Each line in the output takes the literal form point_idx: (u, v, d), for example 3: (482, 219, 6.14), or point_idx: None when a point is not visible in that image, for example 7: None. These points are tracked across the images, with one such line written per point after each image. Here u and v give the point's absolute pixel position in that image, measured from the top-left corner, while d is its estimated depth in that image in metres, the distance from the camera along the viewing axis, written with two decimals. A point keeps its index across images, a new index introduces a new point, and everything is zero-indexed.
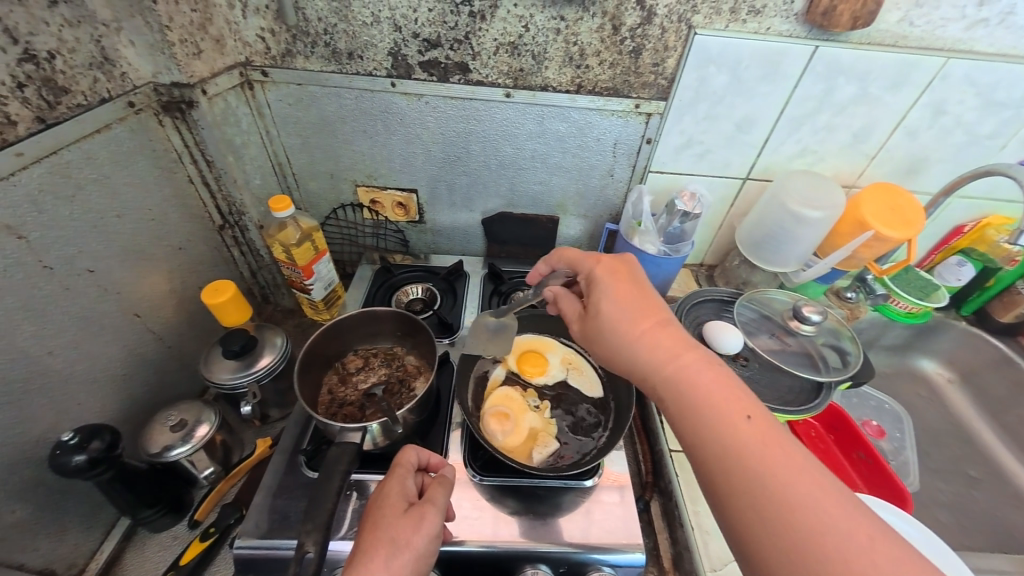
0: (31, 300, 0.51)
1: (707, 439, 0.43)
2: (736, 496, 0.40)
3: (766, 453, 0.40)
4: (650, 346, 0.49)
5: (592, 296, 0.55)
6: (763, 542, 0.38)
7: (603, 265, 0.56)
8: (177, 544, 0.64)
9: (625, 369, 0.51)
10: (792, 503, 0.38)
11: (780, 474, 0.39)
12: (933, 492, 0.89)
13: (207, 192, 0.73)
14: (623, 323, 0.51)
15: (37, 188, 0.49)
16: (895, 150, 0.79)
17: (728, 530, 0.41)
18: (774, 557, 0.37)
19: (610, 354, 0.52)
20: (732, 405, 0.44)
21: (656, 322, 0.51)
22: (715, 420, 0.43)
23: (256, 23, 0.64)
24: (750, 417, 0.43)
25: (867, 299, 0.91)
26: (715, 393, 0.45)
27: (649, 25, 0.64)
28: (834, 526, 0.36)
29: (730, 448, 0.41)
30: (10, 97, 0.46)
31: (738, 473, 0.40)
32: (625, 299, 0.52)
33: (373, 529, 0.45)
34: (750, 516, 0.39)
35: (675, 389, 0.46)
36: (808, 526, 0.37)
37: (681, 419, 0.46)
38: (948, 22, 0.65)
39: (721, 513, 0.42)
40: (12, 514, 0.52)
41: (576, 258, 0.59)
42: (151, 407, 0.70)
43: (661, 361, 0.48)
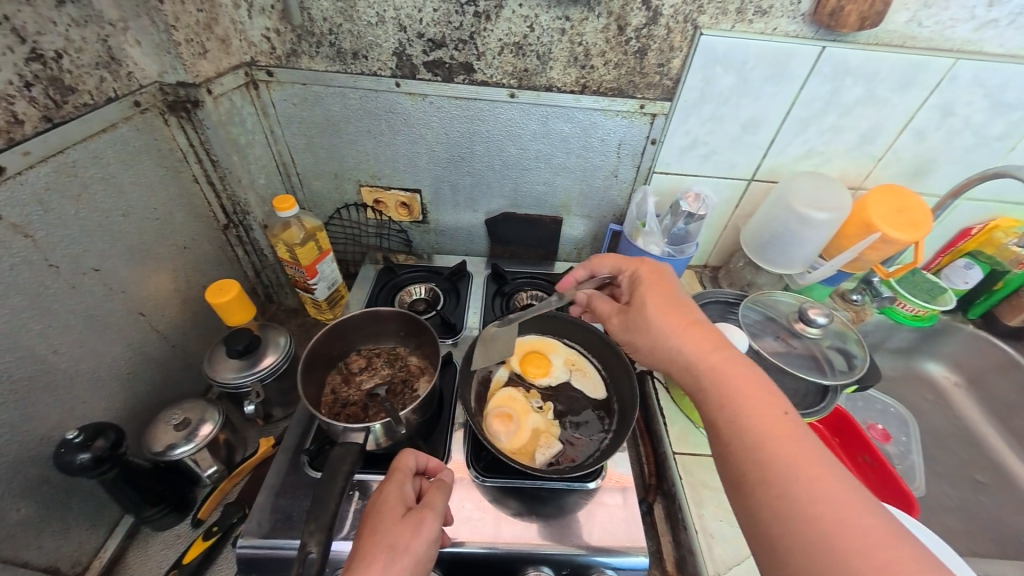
0: (38, 298, 0.51)
1: (741, 427, 0.45)
2: (765, 482, 0.41)
3: (798, 446, 0.42)
4: (693, 338, 0.53)
5: (639, 292, 0.59)
6: (788, 528, 0.39)
7: (650, 268, 0.62)
8: (181, 543, 0.65)
9: (665, 359, 0.54)
10: (821, 492, 0.39)
11: (810, 465, 0.40)
12: (939, 497, 0.88)
13: (211, 191, 0.73)
14: (669, 316, 0.55)
15: (44, 187, 0.50)
16: (902, 151, 0.79)
17: (752, 517, 0.42)
18: (798, 542, 0.38)
19: (653, 343, 0.55)
20: (767, 400, 0.46)
21: (699, 320, 0.55)
22: (750, 411, 0.45)
23: (261, 23, 0.64)
24: (785, 413, 0.45)
25: (873, 301, 0.90)
26: (751, 388, 0.47)
27: (655, 25, 0.64)
28: (861, 518, 0.37)
29: (763, 436, 0.43)
30: (17, 96, 0.46)
31: (769, 460, 0.42)
32: (662, 299, 0.57)
33: (371, 535, 0.45)
34: (768, 504, 0.40)
35: (714, 379, 0.49)
36: (835, 515, 0.37)
37: (715, 409, 0.48)
38: (957, 22, 0.64)
39: (746, 501, 0.42)
40: (17, 512, 0.52)
41: (621, 260, 0.65)
42: (155, 406, 0.70)
43: (703, 353, 0.51)
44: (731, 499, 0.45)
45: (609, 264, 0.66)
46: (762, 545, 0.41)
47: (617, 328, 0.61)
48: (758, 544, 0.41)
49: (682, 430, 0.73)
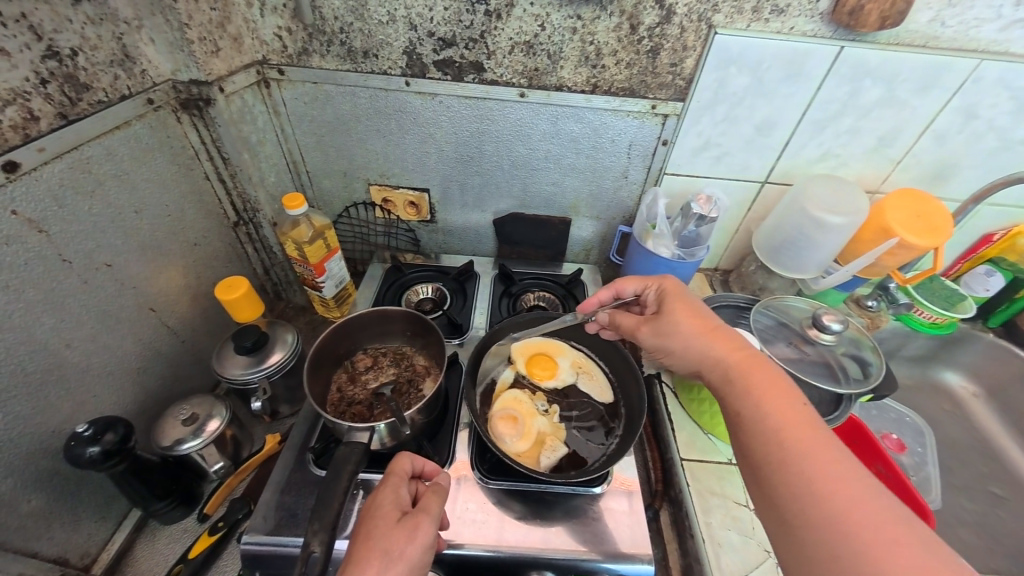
0: (52, 293, 0.52)
1: (762, 413, 0.45)
2: (785, 465, 0.42)
3: (817, 433, 0.43)
4: (721, 337, 0.53)
5: (668, 298, 0.59)
6: (807, 511, 0.39)
7: (676, 278, 0.61)
8: (187, 537, 0.65)
9: (692, 355, 0.55)
10: (840, 477, 0.39)
11: (830, 451, 0.41)
12: (955, 510, 0.86)
13: (222, 188, 0.74)
14: (696, 318, 0.56)
15: (58, 182, 0.50)
16: (923, 154, 0.77)
17: (770, 500, 0.42)
18: (816, 523, 0.38)
19: (683, 343, 0.55)
20: (788, 390, 0.47)
21: (724, 322, 0.56)
22: (772, 400, 0.46)
23: (273, 22, 0.64)
24: (804, 403, 0.46)
25: (889, 307, 0.86)
26: (774, 380, 0.48)
27: (668, 24, 0.63)
28: (879, 503, 0.38)
29: (785, 424, 0.44)
30: (33, 92, 0.47)
31: (789, 443, 0.42)
32: (688, 304, 0.58)
33: (365, 539, 0.44)
34: (788, 495, 0.41)
35: (740, 372, 0.50)
36: (852, 498, 0.38)
37: (737, 398, 0.48)
38: (983, 22, 0.62)
39: (765, 486, 0.43)
40: (28, 503, 0.52)
41: (647, 277, 0.63)
42: (165, 400, 0.71)
43: (729, 349, 0.52)
44: (750, 490, 0.45)
45: (634, 283, 0.63)
46: (779, 527, 0.41)
47: (646, 336, 0.59)
48: (776, 530, 0.41)
49: (690, 437, 0.72)
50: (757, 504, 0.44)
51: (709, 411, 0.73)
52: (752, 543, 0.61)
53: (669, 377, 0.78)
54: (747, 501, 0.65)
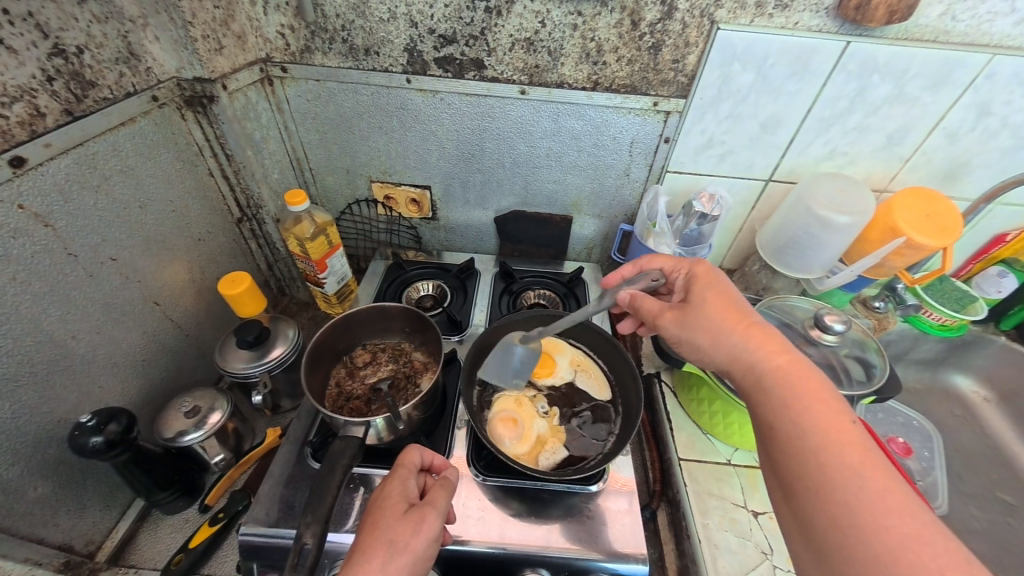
0: (59, 285, 0.53)
1: (804, 431, 0.44)
2: (826, 490, 0.40)
3: (865, 456, 0.41)
4: (755, 335, 0.51)
5: (699, 289, 0.58)
6: (845, 536, 0.38)
7: (708, 268, 0.60)
8: (189, 527, 0.66)
9: (722, 354, 0.53)
10: (887, 506, 0.38)
11: (878, 477, 0.39)
12: (963, 517, 0.84)
13: (226, 185, 0.75)
14: (729, 310, 0.54)
15: (64, 177, 0.51)
16: (933, 152, 0.75)
17: (805, 520, 0.42)
18: (856, 552, 0.37)
19: (712, 338, 0.53)
20: (833, 406, 0.45)
21: (760, 319, 0.54)
22: (814, 414, 0.44)
23: (276, 20, 0.65)
24: (852, 421, 0.44)
25: (897, 309, 0.84)
26: (815, 390, 0.46)
27: (670, 20, 0.62)
28: (928, 535, 0.36)
29: (826, 441, 0.42)
30: (40, 89, 0.48)
31: (833, 468, 0.41)
32: (721, 298, 0.56)
33: (372, 530, 0.45)
34: (824, 517, 0.40)
35: (775, 380, 0.48)
36: (899, 531, 0.37)
37: (773, 410, 0.47)
38: (996, 16, 0.60)
39: (800, 502, 0.42)
40: (34, 490, 0.54)
41: (677, 261, 0.64)
42: (169, 392, 0.73)
43: (766, 354, 0.50)
44: (783, 504, 0.45)
45: (661, 263, 0.65)
46: (811, 546, 0.41)
47: (670, 324, 0.57)
48: (808, 548, 0.41)
49: (689, 437, 0.72)
50: (791, 519, 0.44)
51: (706, 411, 0.72)
52: (749, 546, 0.60)
53: (668, 376, 0.78)
54: (745, 502, 0.65)
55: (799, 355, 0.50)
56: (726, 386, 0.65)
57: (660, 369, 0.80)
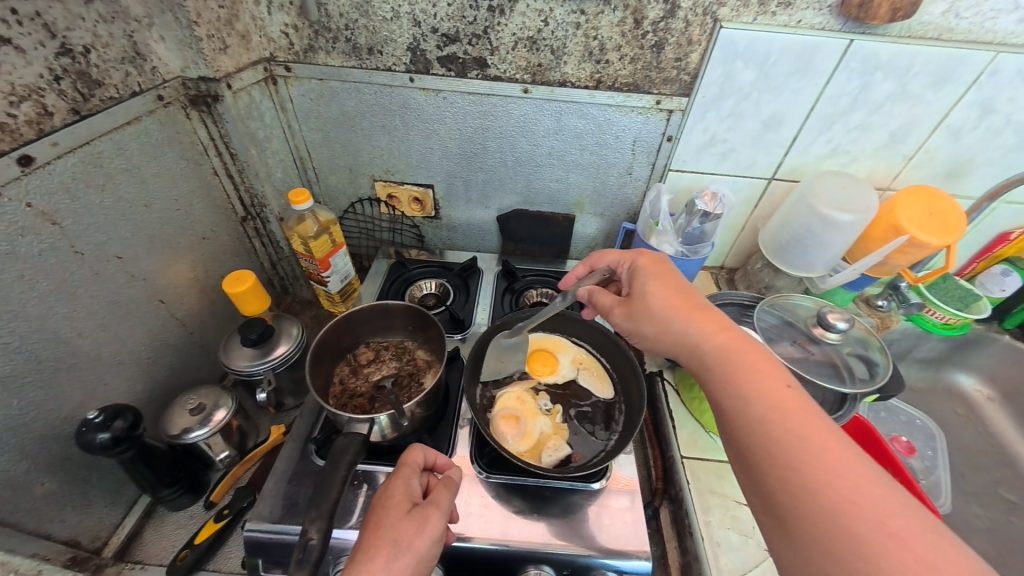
0: (65, 283, 0.54)
1: (748, 401, 0.44)
2: (775, 458, 0.40)
3: (806, 418, 0.41)
4: (697, 321, 0.51)
5: (641, 280, 0.57)
6: (799, 504, 0.38)
7: (651, 258, 0.59)
8: (194, 523, 0.67)
9: (668, 340, 0.53)
10: (833, 466, 0.38)
11: (821, 438, 0.40)
12: (966, 516, 0.84)
13: (230, 183, 0.75)
14: (670, 296, 0.54)
15: (71, 176, 0.52)
16: (937, 150, 0.75)
17: (761, 492, 0.41)
18: (813, 519, 0.37)
19: (658, 327, 0.54)
20: (773, 372, 0.45)
21: (704, 301, 0.54)
22: (757, 384, 0.45)
23: (280, 19, 0.65)
24: (791, 385, 0.44)
25: (899, 308, 0.85)
26: (758, 361, 0.47)
27: (673, 18, 0.62)
28: (875, 489, 0.37)
29: (771, 410, 0.43)
30: (47, 88, 0.48)
31: (777, 434, 0.41)
32: (662, 285, 0.55)
33: (375, 529, 0.45)
34: (778, 488, 0.40)
35: (718, 357, 0.48)
36: (847, 489, 0.37)
37: (720, 386, 0.47)
38: (1000, 13, 0.60)
39: (757, 477, 0.42)
40: (42, 486, 0.54)
41: (624, 253, 0.63)
42: (174, 390, 0.73)
43: (707, 333, 0.50)
44: (743, 483, 0.44)
45: (608, 259, 0.64)
46: (772, 520, 0.41)
47: (620, 319, 0.58)
48: (774, 525, 0.40)
49: (692, 435, 0.72)
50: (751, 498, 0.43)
51: (708, 408, 0.71)
52: (752, 543, 0.60)
53: (671, 374, 0.78)
54: None
55: (738, 328, 0.51)
56: None
57: (663, 366, 0.80)
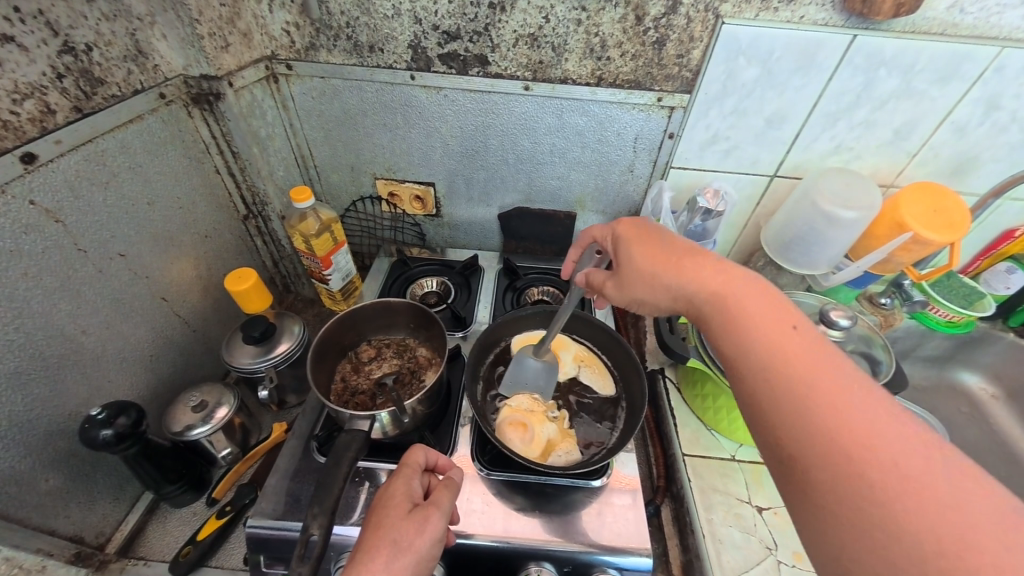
0: (69, 280, 0.54)
1: (749, 350, 0.41)
2: (780, 406, 0.37)
3: (815, 363, 0.38)
4: (687, 270, 0.47)
5: (622, 247, 0.54)
6: (806, 452, 0.35)
7: (629, 223, 0.56)
8: (197, 520, 0.67)
9: (663, 296, 0.49)
10: (845, 410, 0.35)
11: (830, 381, 0.36)
12: None
13: (232, 182, 0.76)
14: (655, 255, 0.50)
15: (74, 173, 0.52)
16: (941, 147, 0.74)
17: (766, 443, 0.39)
18: (822, 466, 0.34)
19: (650, 287, 0.49)
20: (778, 317, 0.41)
21: (693, 248, 0.50)
22: (761, 329, 0.41)
23: (281, 17, 0.65)
24: (797, 328, 0.40)
25: (903, 306, 0.84)
26: (762, 305, 0.43)
27: (674, 15, 0.62)
28: (891, 430, 0.33)
29: (776, 355, 0.39)
30: (50, 86, 0.49)
31: (783, 382, 0.38)
32: (645, 247, 0.52)
33: (376, 529, 0.45)
34: (784, 435, 0.37)
35: (716, 305, 0.45)
36: (860, 431, 0.33)
37: (722, 333, 0.43)
38: (1006, 8, 0.60)
39: (763, 426, 0.39)
40: (47, 482, 0.55)
41: (604, 227, 0.60)
42: (177, 387, 0.73)
43: (701, 281, 0.46)
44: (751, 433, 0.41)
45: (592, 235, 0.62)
46: (782, 474, 0.37)
47: (614, 293, 0.54)
48: (784, 475, 0.37)
49: (694, 433, 0.72)
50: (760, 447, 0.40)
51: (711, 407, 0.71)
52: (754, 541, 0.60)
53: (672, 372, 0.78)
54: (750, 498, 0.65)
55: (737, 271, 0.46)
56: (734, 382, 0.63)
57: (664, 364, 0.81)
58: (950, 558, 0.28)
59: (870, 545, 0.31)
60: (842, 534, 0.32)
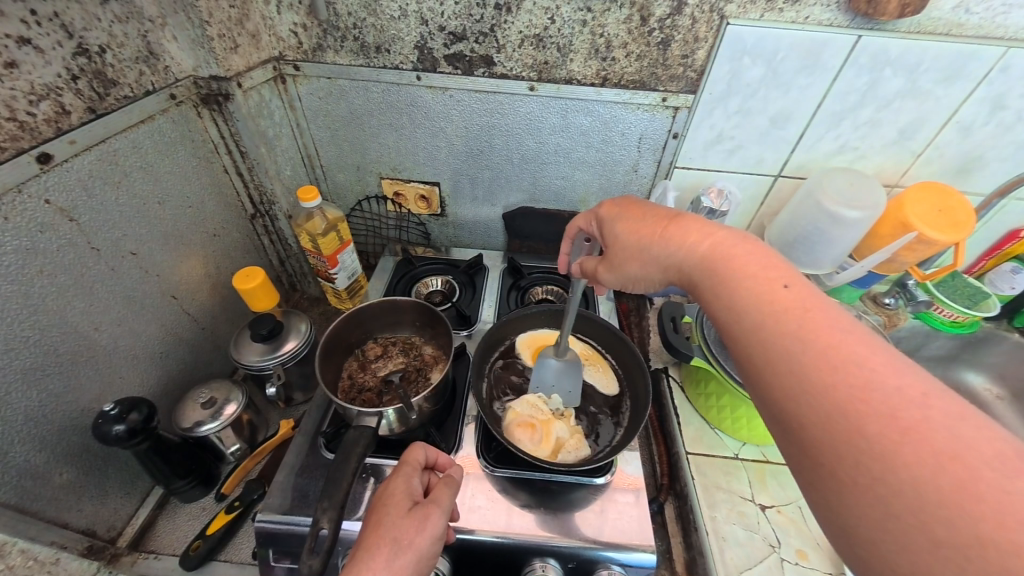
0: (82, 278, 0.55)
1: (740, 309, 0.38)
2: (775, 364, 0.35)
3: (808, 319, 0.35)
4: (674, 238, 0.46)
5: (606, 228, 0.53)
6: (802, 408, 0.33)
7: (611, 202, 0.55)
8: (206, 514, 0.68)
9: (655, 269, 0.48)
10: (837, 361, 0.32)
11: (823, 336, 0.34)
12: None
13: (240, 181, 0.77)
14: (640, 230, 0.49)
15: (88, 173, 0.53)
16: (946, 146, 0.74)
17: (765, 404, 0.36)
18: (817, 420, 0.32)
19: (640, 262, 0.48)
20: (768, 273, 0.39)
21: (676, 215, 0.48)
22: (749, 287, 0.39)
23: (289, 18, 0.66)
24: (787, 283, 0.38)
25: (908, 306, 0.87)
26: (751, 263, 0.40)
27: (679, 15, 0.62)
28: (887, 380, 0.31)
29: (767, 312, 0.37)
30: (65, 88, 0.49)
31: (775, 339, 0.35)
32: (629, 223, 0.50)
33: (376, 527, 0.46)
34: (778, 393, 0.35)
35: (705, 268, 0.43)
36: (855, 384, 0.31)
37: (713, 295, 0.41)
38: (1012, 8, 0.60)
39: (759, 386, 0.36)
40: (61, 476, 0.55)
41: (586, 212, 0.59)
42: (186, 384, 0.74)
43: (688, 247, 0.44)
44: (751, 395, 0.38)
45: (580, 223, 0.60)
46: (784, 434, 0.35)
47: (608, 277, 0.53)
48: (786, 437, 0.35)
49: (698, 432, 0.72)
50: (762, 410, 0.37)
51: (716, 407, 0.72)
52: (757, 539, 0.61)
53: (676, 371, 0.79)
54: (754, 496, 0.65)
55: (723, 233, 0.43)
56: (737, 380, 0.64)
57: (668, 364, 0.81)
58: (953, 509, 0.26)
59: (867, 495, 0.29)
60: (840, 487, 0.30)
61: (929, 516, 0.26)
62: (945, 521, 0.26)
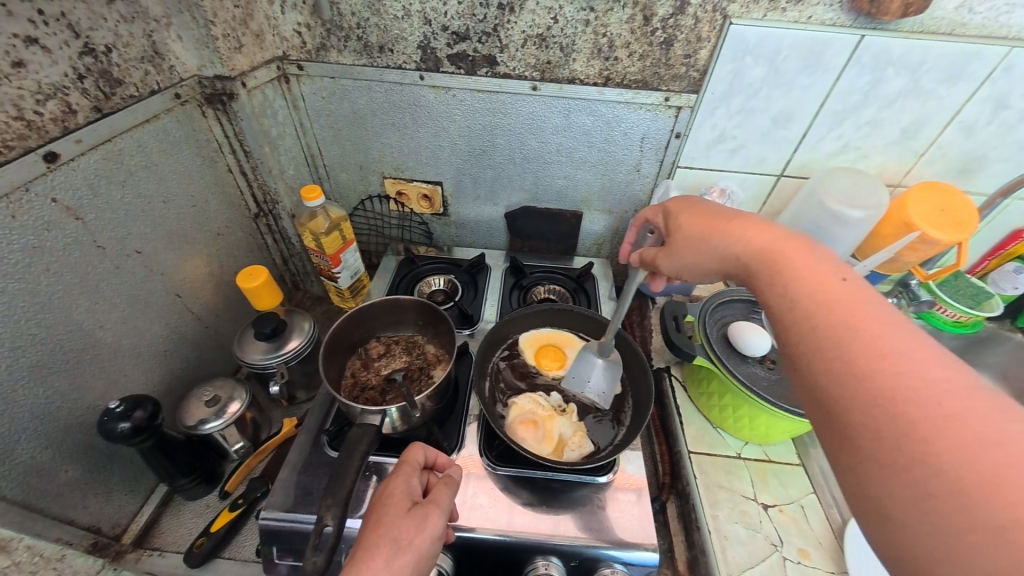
0: (88, 277, 0.55)
1: (791, 298, 0.38)
2: (819, 350, 0.35)
3: (857, 310, 0.35)
4: (733, 232, 0.46)
5: (670, 220, 0.54)
6: (844, 393, 0.32)
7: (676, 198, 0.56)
8: (210, 512, 0.69)
9: (712, 260, 0.48)
10: (884, 350, 0.32)
11: (869, 327, 0.33)
12: None
13: (244, 180, 0.77)
14: (704, 222, 0.50)
15: (94, 172, 0.53)
16: (949, 146, 0.74)
17: (803, 392, 0.36)
18: (858, 405, 0.31)
19: (699, 252, 0.49)
20: (824, 267, 0.39)
21: (739, 212, 0.48)
22: (804, 278, 0.38)
23: (293, 18, 0.66)
24: (844, 278, 0.37)
25: (909, 306, 0.86)
26: (808, 257, 0.40)
27: (681, 15, 0.62)
28: (935, 373, 0.30)
29: (817, 302, 0.36)
30: (71, 87, 0.50)
31: (822, 327, 0.35)
32: (694, 216, 0.51)
33: (376, 526, 0.46)
34: (820, 378, 0.34)
35: (759, 260, 0.43)
36: (902, 372, 0.30)
37: (766, 285, 0.41)
38: (1014, 7, 0.60)
39: (800, 373, 0.36)
40: (66, 473, 0.56)
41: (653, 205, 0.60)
42: (189, 382, 0.75)
43: (746, 240, 0.45)
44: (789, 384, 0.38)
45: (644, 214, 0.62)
46: (821, 422, 0.34)
47: (665, 264, 0.54)
48: (824, 425, 0.34)
49: (699, 431, 0.72)
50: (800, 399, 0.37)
51: (716, 406, 0.71)
52: (759, 537, 0.61)
53: (678, 371, 0.79)
54: (756, 495, 0.65)
55: (783, 229, 0.43)
56: (738, 380, 0.64)
57: (670, 363, 0.81)
58: (991, 497, 0.25)
59: (900, 480, 0.28)
60: (874, 472, 0.30)
61: (965, 504, 0.26)
62: (982, 508, 0.25)
